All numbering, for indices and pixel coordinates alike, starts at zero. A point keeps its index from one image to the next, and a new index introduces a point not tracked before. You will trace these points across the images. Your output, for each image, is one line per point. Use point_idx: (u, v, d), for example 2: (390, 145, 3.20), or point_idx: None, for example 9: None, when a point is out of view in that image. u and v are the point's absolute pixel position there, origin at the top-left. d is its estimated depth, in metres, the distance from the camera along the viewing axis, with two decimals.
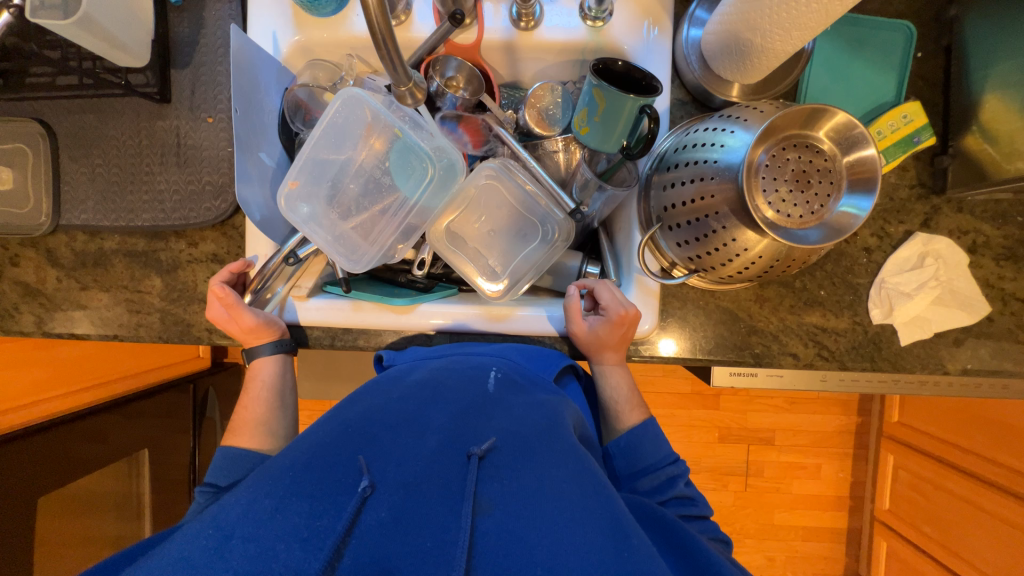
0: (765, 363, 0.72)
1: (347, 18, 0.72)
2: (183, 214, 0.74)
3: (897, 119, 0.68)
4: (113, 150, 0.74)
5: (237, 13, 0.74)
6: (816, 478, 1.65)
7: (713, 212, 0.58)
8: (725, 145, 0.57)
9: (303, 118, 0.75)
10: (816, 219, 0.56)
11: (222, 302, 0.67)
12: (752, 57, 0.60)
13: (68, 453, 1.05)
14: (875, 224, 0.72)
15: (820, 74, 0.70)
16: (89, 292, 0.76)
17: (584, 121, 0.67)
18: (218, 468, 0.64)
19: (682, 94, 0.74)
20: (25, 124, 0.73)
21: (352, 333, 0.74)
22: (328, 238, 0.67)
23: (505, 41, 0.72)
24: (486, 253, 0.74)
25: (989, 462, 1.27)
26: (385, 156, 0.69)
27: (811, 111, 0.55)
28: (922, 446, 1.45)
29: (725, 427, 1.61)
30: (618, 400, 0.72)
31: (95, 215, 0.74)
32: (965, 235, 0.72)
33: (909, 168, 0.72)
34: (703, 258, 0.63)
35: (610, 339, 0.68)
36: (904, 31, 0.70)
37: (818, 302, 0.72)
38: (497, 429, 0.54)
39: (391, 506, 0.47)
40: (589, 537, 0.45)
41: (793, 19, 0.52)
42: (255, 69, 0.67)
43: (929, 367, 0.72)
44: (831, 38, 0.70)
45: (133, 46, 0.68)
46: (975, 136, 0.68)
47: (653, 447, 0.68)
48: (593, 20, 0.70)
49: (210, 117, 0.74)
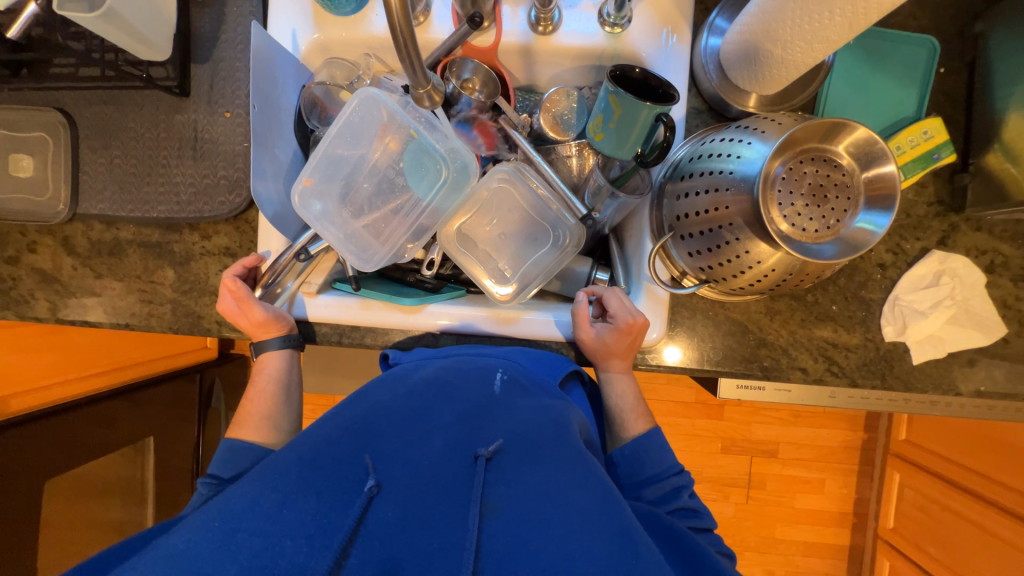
0: (773, 377, 0.71)
1: (366, 18, 0.72)
2: (197, 207, 0.74)
3: (917, 135, 0.67)
4: (131, 141, 0.75)
5: (258, 9, 0.75)
6: (819, 493, 1.63)
7: (727, 223, 0.57)
8: (741, 156, 0.56)
9: (319, 116, 0.76)
10: (832, 234, 0.56)
11: (234, 296, 0.68)
12: (771, 68, 0.60)
13: (77, 438, 1.07)
14: (891, 240, 0.71)
15: (840, 88, 0.69)
16: (102, 281, 0.77)
17: (599, 127, 0.67)
18: (223, 460, 0.65)
19: (698, 103, 0.73)
20: (47, 114, 0.74)
21: (359, 331, 0.75)
22: (341, 236, 0.67)
23: (523, 45, 0.72)
24: (496, 256, 0.74)
25: (998, 484, 1.25)
26: (400, 156, 0.69)
27: (832, 125, 0.54)
28: (929, 465, 1.43)
29: (728, 438, 1.60)
30: (623, 409, 0.72)
31: (112, 205, 0.75)
32: (983, 254, 0.71)
33: (927, 184, 0.71)
34: (715, 269, 0.62)
35: (617, 347, 0.68)
36: (927, 45, 0.69)
37: (830, 316, 0.71)
38: (504, 431, 0.54)
39: (397, 506, 0.48)
40: (594, 544, 0.45)
41: (816, 32, 0.51)
42: (274, 66, 0.68)
43: (941, 387, 0.71)
44: (852, 50, 0.69)
45: (157, 40, 0.69)
46: (997, 154, 0.67)
47: (658, 457, 0.67)
48: (611, 26, 0.70)
49: (227, 112, 0.74)
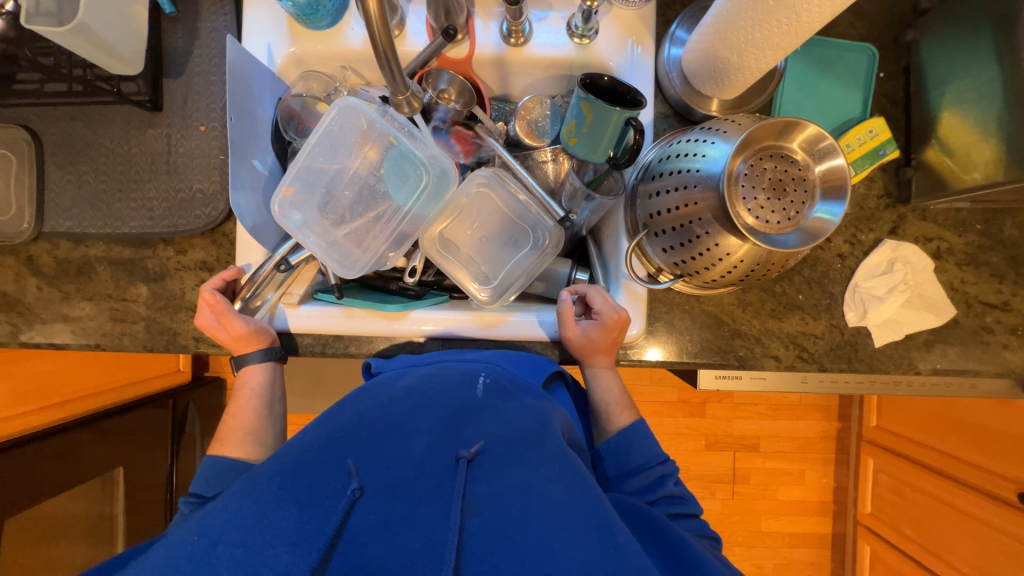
0: (749, 366, 0.75)
1: (341, 32, 0.74)
2: (172, 221, 0.73)
3: (864, 134, 0.73)
4: (101, 157, 0.73)
5: (232, 23, 0.75)
6: (800, 484, 1.68)
7: (697, 219, 0.61)
8: (706, 155, 0.60)
9: (296, 128, 0.76)
10: (792, 224, 0.60)
11: (213, 309, 0.67)
12: (730, 73, 0.64)
13: (35, 473, 1.01)
14: (847, 232, 0.76)
15: (793, 92, 0.75)
16: (70, 301, 0.75)
17: (573, 132, 0.70)
18: (203, 478, 0.63)
19: (665, 108, 0.77)
20: (10, 131, 0.72)
21: (343, 340, 0.74)
22: (321, 244, 0.68)
23: (496, 56, 0.75)
24: (478, 260, 0.75)
25: (959, 461, 1.31)
26: (379, 164, 0.70)
27: (786, 124, 0.58)
28: (898, 449, 1.49)
29: (712, 434, 1.64)
30: (609, 402, 0.73)
31: (81, 222, 0.73)
32: (930, 241, 0.76)
33: (876, 179, 0.76)
34: (687, 263, 0.65)
35: (601, 343, 0.70)
36: (867, 52, 0.75)
37: (797, 305, 0.75)
38: (487, 432, 0.55)
39: (379, 509, 0.48)
40: (575, 536, 0.46)
41: (766, 40, 0.56)
42: (250, 80, 0.68)
43: (901, 367, 0.76)
44: (801, 58, 0.75)
45: (130, 55, 0.68)
46: (935, 149, 0.72)
47: (643, 447, 0.69)
48: (580, 37, 0.74)
49: (202, 126, 0.74)
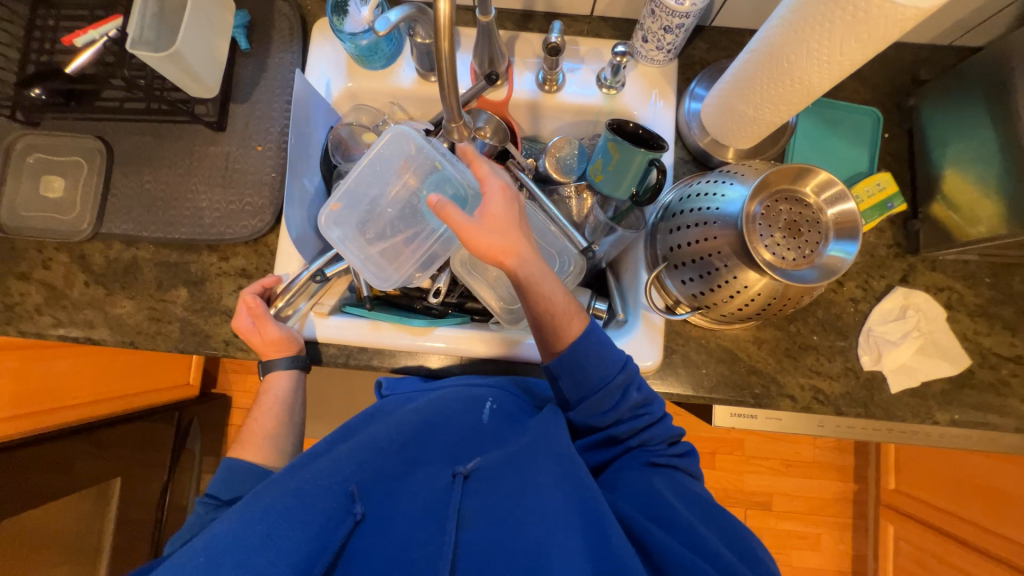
0: (765, 404, 0.76)
1: (393, 72, 0.82)
2: (220, 230, 0.78)
3: (872, 186, 0.77)
4: (164, 168, 0.80)
5: (297, 60, 0.83)
6: (815, 549, 1.60)
7: (716, 252, 0.64)
8: (725, 195, 0.64)
9: (343, 153, 0.82)
10: (808, 262, 0.63)
11: (251, 313, 0.70)
12: (745, 124, 0.70)
13: (36, 474, 1.00)
14: (859, 277, 0.79)
15: (804, 145, 0.81)
16: (114, 298, 0.78)
17: (599, 170, 0.76)
18: (220, 479, 0.64)
19: (684, 154, 0.83)
20: (85, 140, 0.79)
21: (367, 353, 0.77)
22: (359, 258, 0.72)
23: (531, 100, 0.83)
24: (503, 282, 0.78)
25: (979, 528, 1.24)
26: (419, 188, 0.75)
27: (799, 170, 0.63)
28: (917, 514, 1.42)
29: (721, 488, 1.59)
30: (553, 311, 0.60)
31: (136, 225, 0.78)
32: (941, 291, 0.79)
33: (886, 230, 0.80)
34: (706, 295, 0.68)
35: (496, 210, 0.59)
36: (871, 115, 0.81)
37: (812, 345, 0.77)
38: (482, 453, 0.61)
39: (378, 530, 0.51)
40: (568, 543, 0.49)
41: (779, 96, 0.62)
42: (310, 108, 0.76)
43: (919, 416, 0.76)
44: (811, 116, 0.81)
45: (208, 80, 0.76)
46: (941, 204, 0.77)
47: (599, 356, 0.60)
48: (608, 88, 0.81)
49: (259, 146, 0.81)
